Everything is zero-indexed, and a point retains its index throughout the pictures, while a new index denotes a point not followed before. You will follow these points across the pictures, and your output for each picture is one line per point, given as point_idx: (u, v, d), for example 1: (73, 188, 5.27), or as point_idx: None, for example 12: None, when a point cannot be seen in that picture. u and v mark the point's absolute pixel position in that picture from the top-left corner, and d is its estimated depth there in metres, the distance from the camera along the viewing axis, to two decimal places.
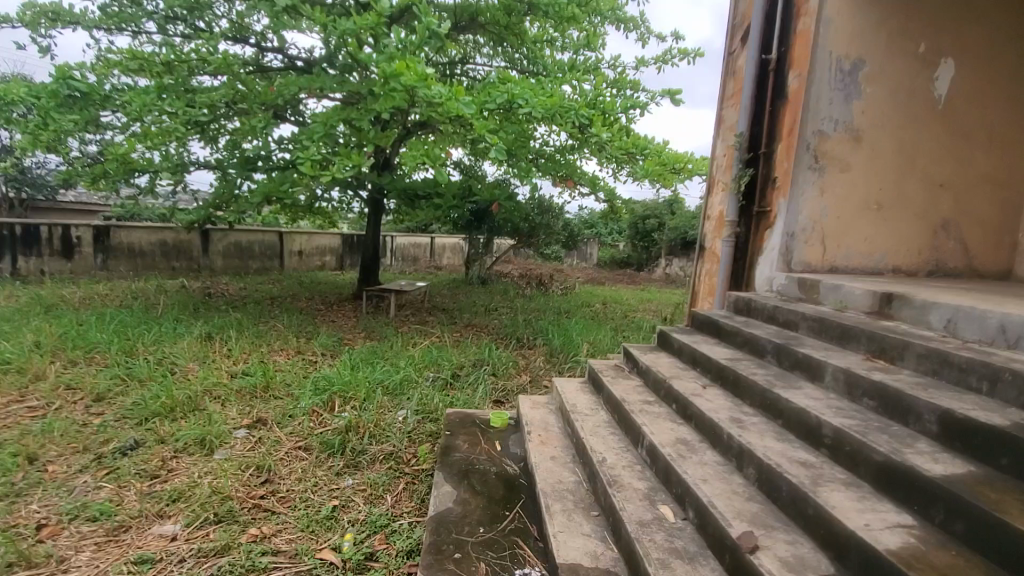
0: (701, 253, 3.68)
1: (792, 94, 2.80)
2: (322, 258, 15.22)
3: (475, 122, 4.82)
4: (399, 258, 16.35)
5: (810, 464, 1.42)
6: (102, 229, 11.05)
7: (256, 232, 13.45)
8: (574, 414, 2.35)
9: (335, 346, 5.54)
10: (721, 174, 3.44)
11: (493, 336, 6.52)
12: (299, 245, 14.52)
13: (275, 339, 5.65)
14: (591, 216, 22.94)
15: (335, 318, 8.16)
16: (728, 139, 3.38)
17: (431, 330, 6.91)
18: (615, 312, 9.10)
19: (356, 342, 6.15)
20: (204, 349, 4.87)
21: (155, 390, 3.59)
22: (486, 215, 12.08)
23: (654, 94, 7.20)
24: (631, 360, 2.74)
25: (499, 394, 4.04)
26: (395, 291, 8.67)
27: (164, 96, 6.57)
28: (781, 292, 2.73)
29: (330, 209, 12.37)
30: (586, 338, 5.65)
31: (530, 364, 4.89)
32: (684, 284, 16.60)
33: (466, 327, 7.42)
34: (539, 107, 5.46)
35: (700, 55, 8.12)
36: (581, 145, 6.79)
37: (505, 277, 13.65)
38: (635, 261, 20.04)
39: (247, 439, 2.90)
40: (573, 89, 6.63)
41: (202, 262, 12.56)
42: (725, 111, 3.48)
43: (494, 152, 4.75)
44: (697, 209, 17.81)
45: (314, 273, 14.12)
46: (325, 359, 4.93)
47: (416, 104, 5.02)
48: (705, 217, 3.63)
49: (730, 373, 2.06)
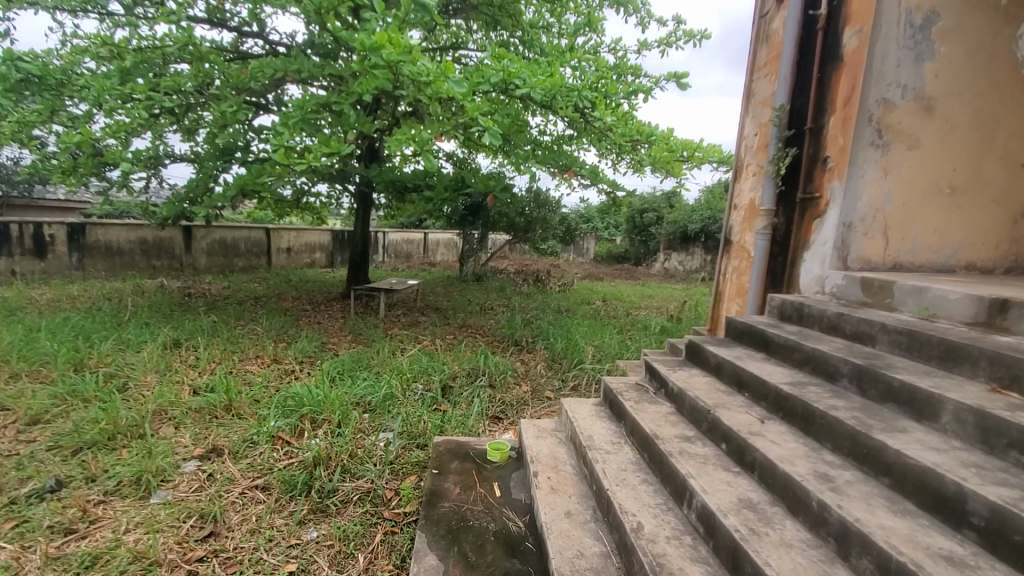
0: (726, 248, 3.22)
1: (848, 56, 2.34)
2: (312, 255, 14.73)
3: (467, 105, 4.34)
4: (392, 255, 15.90)
5: (965, 565, 0.97)
6: (77, 227, 10.48)
7: (242, 230, 12.92)
8: (592, 450, 1.89)
9: (318, 353, 5.05)
10: (752, 156, 2.99)
11: (490, 339, 6.04)
12: (287, 242, 14.00)
13: (251, 346, 5.16)
14: (588, 210, 22.48)
15: (321, 320, 7.65)
16: (762, 115, 2.92)
17: (423, 333, 6.42)
18: (618, 311, 8.65)
19: (341, 347, 5.68)
20: (167, 359, 4.37)
21: (97, 411, 3.09)
22: (481, 210, 11.61)
23: (658, 78, 6.75)
24: (657, 378, 2.27)
25: (496, 409, 3.58)
26: (385, 290, 8.17)
27: (127, 81, 6.04)
28: (837, 293, 2.28)
29: (319, 204, 11.89)
30: (592, 342, 5.17)
31: (530, 371, 4.44)
32: (684, 278, 16.20)
33: (461, 329, 6.93)
34: (538, 89, 4.98)
35: (707, 38, 7.65)
36: (581, 132, 6.35)
37: (501, 274, 13.20)
38: (633, 256, 19.65)
39: (194, 476, 2.42)
40: (573, 72, 6.16)
41: (185, 260, 12.01)
42: (756, 83, 3.04)
43: (489, 137, 4.26)
44: (696, 202, 17.43)
45: (304, 271, 13.60)
46: (303, 370, 4.44)
47: (401, 85, 4.53)
48: (732, 207, 3.18)
49: (798, 405, 1.60)
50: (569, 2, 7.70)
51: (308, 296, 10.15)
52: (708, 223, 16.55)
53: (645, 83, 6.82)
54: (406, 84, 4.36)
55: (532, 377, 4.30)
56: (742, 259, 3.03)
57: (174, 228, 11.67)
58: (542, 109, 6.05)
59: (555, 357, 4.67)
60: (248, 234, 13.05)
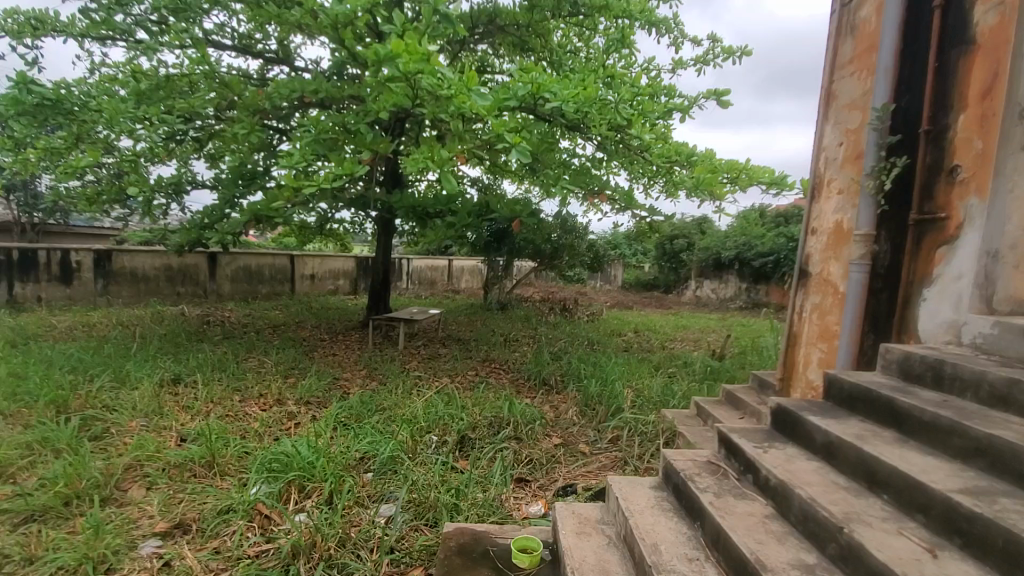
0: (802, 282, 2.68)
1: (984, 39, 1.85)
2: (335, 282, 14.54)
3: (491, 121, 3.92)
4: (416, 282, 15.61)
5: None
6: (103, 253, 10.43)
7: (266, 256, 12.80)
8: (661, 570, 1.35)
9: (326, 393, 4.60)
10: (837, 171, 2.47)
11: (515, 377, 5.48)
12: (311, 268, 13.84)
13: (255, 384, 4.74)
14: (615, 236, 21.95)
15: (336, 351, 7.22)
16: (850, 120, 2.41)
17: (442, 369, 5.91)
18: (653, 344, 8.02)
19: (353, 384, 5.22)
20: (160, 400, 3.97)
21: (59, 466, 2.68)
22: (507, 236, 11.20)
23: (697, 95, 6.28)
24: (740, 457, 1.73)
25: (523, 468, 3.03)
26: (404, 320, 7.74)
27: (143, 105, 5.87)
28: (984, 345, 1.75)
29: (342, 230, 11.68)
30: (631, 383, 4.59)
31: (560, 417, 3.89)
32: (718, 308, 15.43)
33: (483, 364, 6.41)
34: (571, 101, 4.53)
35: (748, 53, 7.17)
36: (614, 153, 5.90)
37: (526, 302, 12.71)
38: (662, 283, 19.00)
39: (148, 563, 2.01)
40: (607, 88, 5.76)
41: (209, 286, 11.87)
42: (839, 83, 2.53)
43: (517, 155, 3.82)
44: (728, 228, 16.78)
45: (327, 298, 13.36)
46: (307, 413, 3.98)
47: (421, 103, 4.18)
48: (809, 231, 2.65)
49: (992, 534, 1.05)
50: (599, 20, 7.36)
51: (327, 324, 9.81)
52: (742, 249, 15.79)
53: (682, 101, 6.36)
54: (427, 100, 3.99)
55: (563, 425, 3.73)
56: (825, 295, 2.49)
57: (199, 254, 11.58)
58: (573, 128, 5.64)
59: (589, 402, 4.09)
60: (272, 260, 12.92)
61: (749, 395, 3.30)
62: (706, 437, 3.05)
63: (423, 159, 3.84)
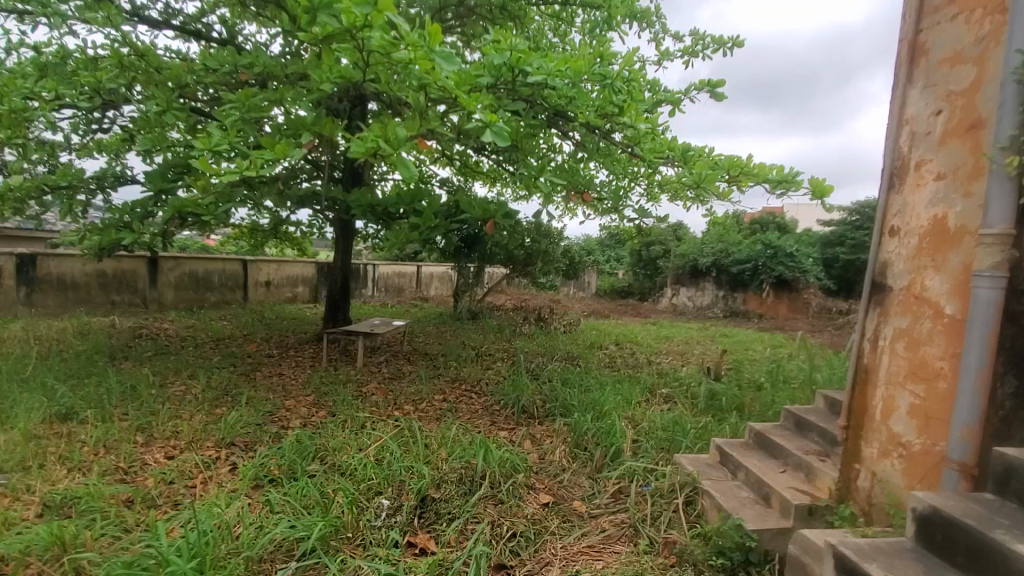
0: (875, 299, 2.02)
1: None
2: (293, 290, 13.51)
3: (458, 94, 3.18)
4: (382, 288, 14.70)
5: None
6: (24, 257, 9.18)
7: (216, 261, 11.69)
8: None
9: (257, 431, 3.77)
10: (932, 151, 1.83)
11: (488, 404, 4.70)
12: (266, 274, 12.78)
13: (169, 420, 3.90)
14: (589, 243, 21.55)
15: (284, 370, 6.30)
16: (955, 79, 1.77)
17: (404, 392, 5.10)
18: (638, 358, 7.39)
19: (294, 415, 4.36)
20: (30, 450, 3.13)
21: None
22: (478, 242, 10.42)
23: (689, 87, 5.71)
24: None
25: (507, 548, 2.28)
26: (364, 333, 6.88)
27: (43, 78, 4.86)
28: None
29: (298, 232, 10.79)
30: (626, 412, 3.89)
31: (546, 463, 3.15)
32: (696, 316, 15.04)
33: (452, 385, 5.62)
34: (557, 76, 3.80)
35: (739, 44, 6.64)
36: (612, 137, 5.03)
37: (499, 310, 12.00)
38: (637, 290, 18.65)
39: None
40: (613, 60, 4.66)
41: (149, 295, 10.69)
42: (928, 31, 1.89)
43: (491, 136, 3.05)
44: (704, 235, 16.48)
45: (283, 307, 12.33)
46: (224, 467, 3.16)
47: (373, 73, 3.41)
48: (884, 232, 2.01)
49: None
50: (577, 13, 6.73)
51: (279, 337, 8.85)
52: (719, 256, 15.47)
53: (673, 94, 5.74)
54: (381, 70, 3.28)
55: (552, 476, 3.00)
56: (920, 318, 1.82)
57: (137, 258, 10.41)
58: (556, 117, 4.96)
59: (580, 442, 3.35)
60: (221, 265, 11.80)
61: (785, 439, 2.64)
62: (743, 500, 2.36)
63: (373, 139, 3.01)
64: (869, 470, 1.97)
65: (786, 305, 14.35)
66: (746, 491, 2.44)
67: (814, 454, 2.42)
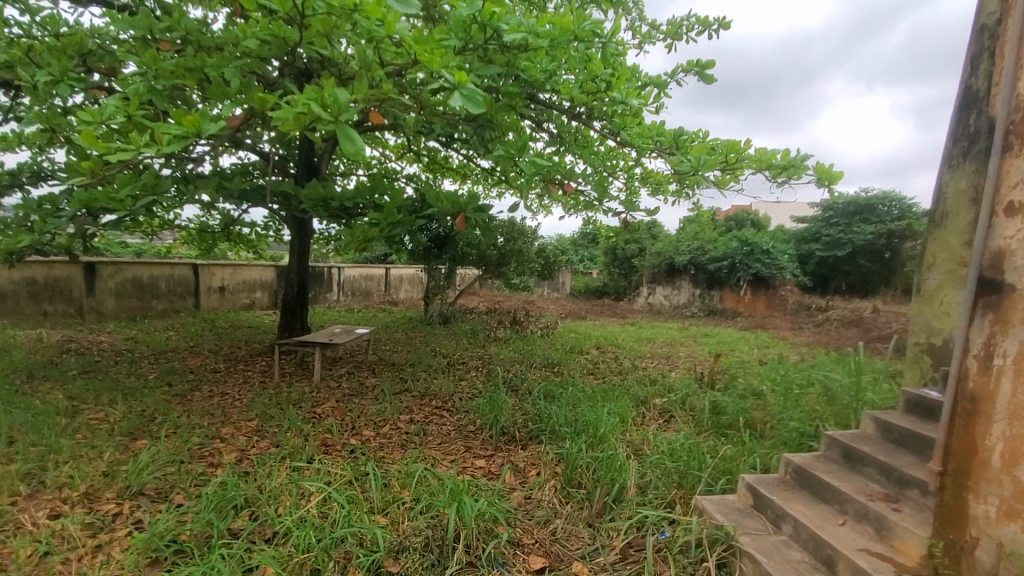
0: (986, 302, 1.60)
1: None
2: (251, 295, 12.61)
3: (419, 51, 2.55)
4: (348, 293, 13.90)
5: None
6: None
7: (163, 266, 10.71)
8: None
9: (178, 472, 3.12)
10: None
11: (462, 424, 4.07)
12: (220, 280, 11.86)
13: (68, 461, 3.21)
14: (563, 243, 21.22)
15: (229, 389, 5.54)
16: None
17: (365, 412, 4.42)
18: (622, 364, 6.88)
19: (232, 445, 3.71)
20: None
21: None
22: (449, 242, 9.84)
23: (676, 70, 5.24)
24: None
25: None
26: (321, 344, 6.15)
27: None
28: None
29: (251, 234, 9.94)
30: (624, 435, 3.33)
31: (533, 509, 2.59)
32: (673, 315, 14.75)
33: (421, 401, 4.97)
34: (541, 37, 3.19)
35: (726, 26, 6.20)
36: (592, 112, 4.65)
37: (472, 313, 11.40)
38: (613, 290, 18.38)
39: None
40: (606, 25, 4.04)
41: (86, 304, 9.60)
42: None
43: (461, 100, 2.37)
44: (680, 233, 16.24)
45: (239, 314, 11.45)
46: (118, 536, 2.50)
47: (310, 24, 2.73)
48: (998, 214, 1.63)
49: None
50: None
51: (229, 348, 8.01)
52: (695, 253, 15.19)
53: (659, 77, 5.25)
54: (322, 22, 2.66)
55: (540, 528, 2.43)
56: None
57: (72, 263, 9.32)
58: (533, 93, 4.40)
59: (573, 477, 2.78)
60: (169, 270, 10.81)
61: (836, 477, 2.11)
62: (797, 566, 1.82)
63: (304, 103, 2.28)
64: (993, 539, 1.49)
65: (763, 302, 14.09)
66: (797, 551, 1.91)
67: (882, 500, 1.90)
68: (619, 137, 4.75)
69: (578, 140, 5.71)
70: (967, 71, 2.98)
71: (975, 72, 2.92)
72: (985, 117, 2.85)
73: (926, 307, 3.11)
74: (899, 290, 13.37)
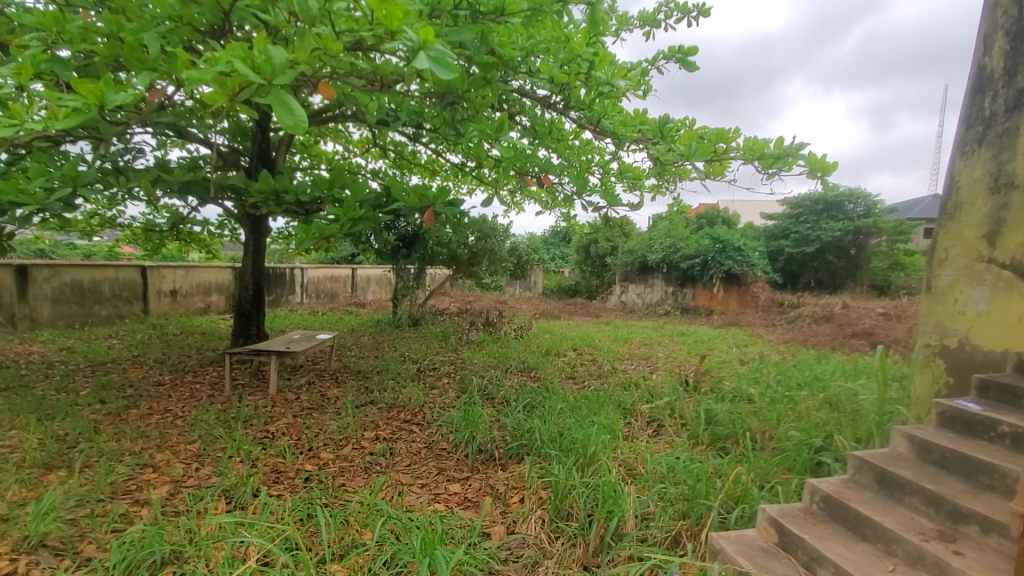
0: None
1: None
2: (206, 299, 11.86)
3: (376, 6, 2.14)
4: (311, 295, 13.25)
5: None
6: None
7: (108, 268, 9.89)
8: None
9: (92, 517, 2.63)
10: None
11: (433, 441, 3.66)
12: (172, 282, 11.08)
13: None
14: (534, 241, 20.98)
15: (171, 405, 4.98)
16: None
17: (324, 429, 3.97)
18: (601, 366, 6.58)
19: (165, 475, 3.22)
20: None
21: None
22: (418, 240, 9.51)
23: (658, 56, 4.97)
24: None
25: None
26: (277, 352, 5.63)
27: None
28: None
29: (203, 234, 9.27)
30: (615, 452, 3.00)
31: (517, 550, 2.26)
32: (647, 313, 14.64)
33: (388, 414, 4.54)
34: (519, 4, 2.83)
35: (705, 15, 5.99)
36: (570, 98, 4.32)
37: (443, 315, 11.00)
38: (585, 289, 18.26)
39: None
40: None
41: (19, 310, 8.63)
42: None
43: (427, 61, 1.96)
44: (652, 230, 16.17)
45: (193, 319, 10.72)
46: None
47: None
48: None
49: None
50: None
51: (176, 358, 7.36)
52: (668, 251, 15.08)
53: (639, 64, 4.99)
54: None
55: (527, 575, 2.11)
56: None
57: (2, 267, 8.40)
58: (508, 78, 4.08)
59: (561, 507, 2.47)
60: (114, 273, 9.99)
61: (874, 508, 1.82)
62: None
63: (228, 62, 1.85)
64: None
65: (735, 299, 14.06)
66: None
67: (937, 541, 1.60)
68: (590, 126, 4.49)
69: (552, 132, 5.37)
70: (980, 50, 2.78)
71: (989, 51, 2.71)
72: (1002, 100, 2.62)
73: (937, 306, 2.86)
74: (865, 286, 13.58)
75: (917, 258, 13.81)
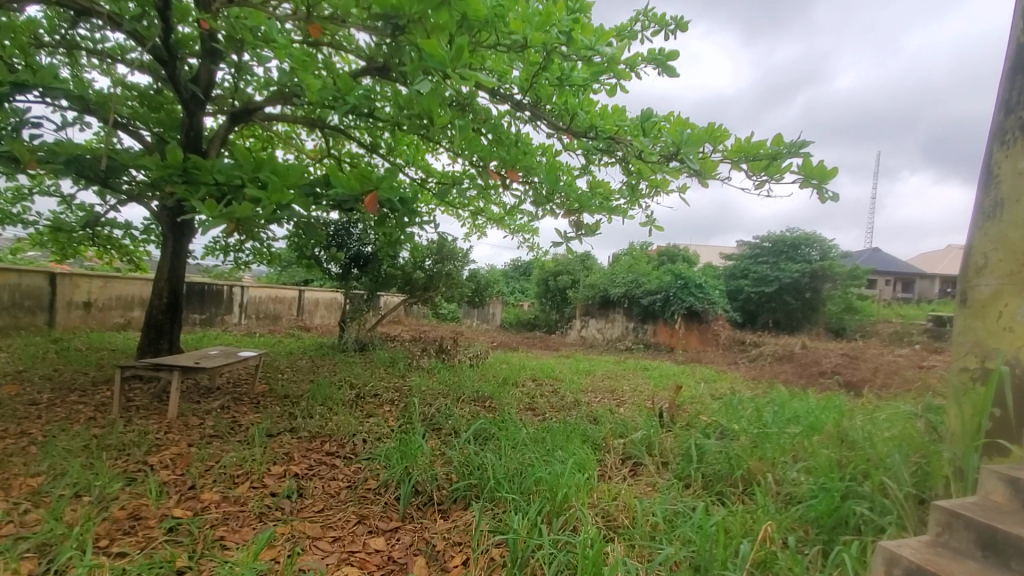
0: None
1: None
2: (126, 314, 10.57)
3: None
4: (250, 315, 12.10)
5: None
6: None
7: (8, 272, 8.60)
8: None
9: None
10: None
11: (356, 480, 2.87)
12: (86, 293, 9.80)
13: None
14: (494, 273, 20.46)
15: (36, 427, 3.99)
16: None
17: (219, 462, 3.11)
18: (564, 398, 5.91)
19: None
20: None
21: None
22: (372, 261, 8.91)
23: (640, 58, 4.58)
24: None
25: None
26: (183, 367, 4.70)
27: None
28: None
29: (125, 239, 8.19)
30: (591, 497, 2.35)
31: None
32: (607, 347, 14.16)
33: (307, 446, 3.70)
34: None
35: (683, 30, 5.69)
36: (546, 87, 3.82)
37: (393, 341, 10.13)
38: (544, 322, 17.73)
39: None
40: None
41: None
42: None
43: None
44: (614, 265, 15.94)
45: (106, 334, 9.44)
46: None
47: None
48: None
49: None
50: None
51: (69, 375, 6.22)
52: (631, 286, 14.80)
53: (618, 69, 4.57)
54: None
55: None
56: None
57: None
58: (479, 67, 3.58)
59: None
60: (15, 278, 8.69)
61: None
62: None
63: None
64: None
65: (696, 336, 13.72)
66: None
67: None
68: (563, 125, 3.98)
69: (520, 145, 4.84)
70: (1019, 27, 2.43)
71: None
72: None
73: (979, 322, 2.38)
74: (821, 328, 13.55)
75: (869, 303, 14.03)
